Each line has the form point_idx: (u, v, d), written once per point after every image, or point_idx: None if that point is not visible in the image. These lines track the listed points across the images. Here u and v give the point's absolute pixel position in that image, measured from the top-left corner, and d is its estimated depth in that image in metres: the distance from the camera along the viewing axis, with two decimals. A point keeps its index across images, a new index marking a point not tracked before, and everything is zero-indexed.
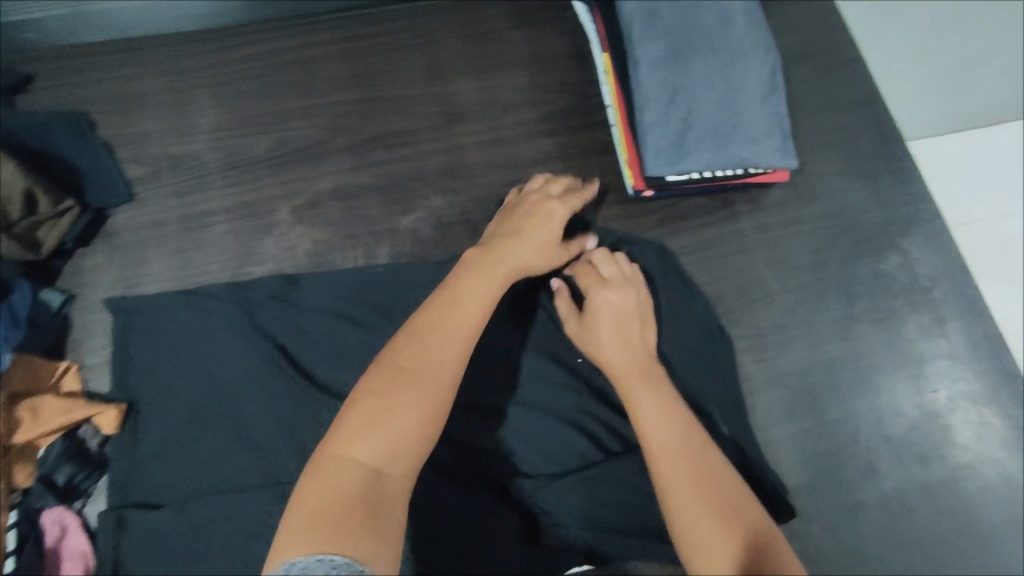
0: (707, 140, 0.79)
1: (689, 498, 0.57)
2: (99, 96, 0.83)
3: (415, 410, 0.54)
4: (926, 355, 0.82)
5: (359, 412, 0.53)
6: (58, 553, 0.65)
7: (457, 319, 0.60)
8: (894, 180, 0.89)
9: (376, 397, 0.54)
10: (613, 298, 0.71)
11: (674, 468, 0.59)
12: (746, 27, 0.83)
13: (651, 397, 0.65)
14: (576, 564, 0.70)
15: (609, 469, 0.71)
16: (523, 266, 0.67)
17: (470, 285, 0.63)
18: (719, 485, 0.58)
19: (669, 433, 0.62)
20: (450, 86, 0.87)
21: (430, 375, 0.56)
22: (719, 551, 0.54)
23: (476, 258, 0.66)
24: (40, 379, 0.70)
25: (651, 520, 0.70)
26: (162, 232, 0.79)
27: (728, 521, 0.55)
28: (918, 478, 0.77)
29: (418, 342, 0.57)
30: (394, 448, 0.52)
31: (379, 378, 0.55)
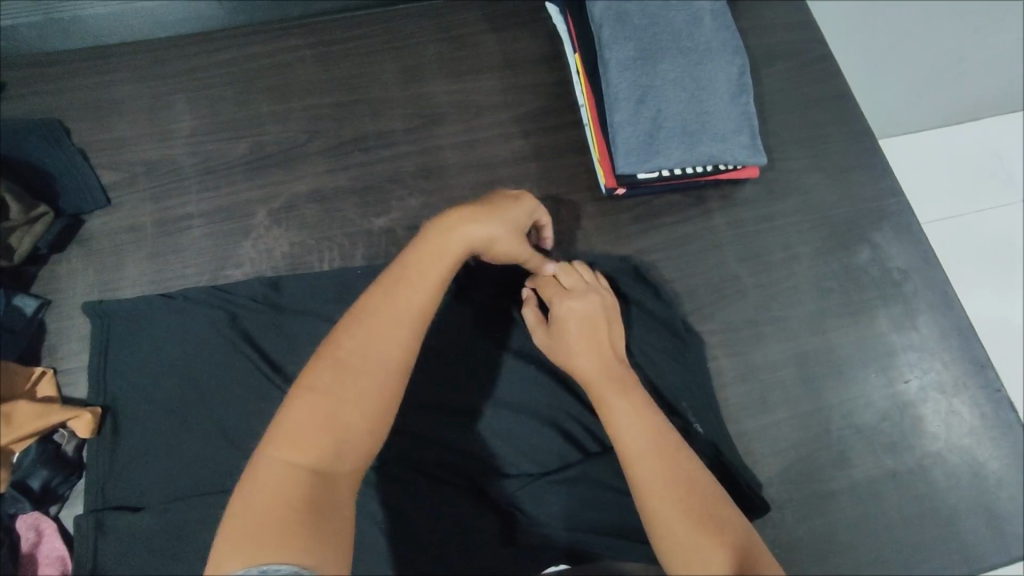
0: (676, 139, 0.80)
1: (669, 507, 0.56)
2: (74, 103, 0.83)
3: (361, 405, 0.51)
4: (898, 346, 0.83)
5: (301, 410, 0.50)
6: (35, 559, 0.65)
7: (406, 304, 0.57)
8: (864, 175, 0.90)
9: (320, 392, 0.51)
10: (574, 307, 0.70)
11: (653, 477, 0.58)
12: (715, 28, 0.84)
13: (624, 402, 0.64)
14: (555, 564, 0.70)
15: (586, 468, 0.72)
16: (480, 246, 0.63)
17: (422, 267, 0.59)
18: (700, 492, 0.58)
19: (646, 440, 0.61)
20: (426, 89, 0.88)
21: (380, 366, 0.53)
22: (702, 563, 0.53)
23: (429, 231, 0.62)
24: (14, 385, 0.69)
25: (629, 519, 0.71)
26: (138, 237, 0.80)
27: (710, 530, 0.55)
28: (888, 467, 0.78)
29: (366, 331, 0.54)
30: (340, 446, 0.49)
31: (320, 374, 0.52)
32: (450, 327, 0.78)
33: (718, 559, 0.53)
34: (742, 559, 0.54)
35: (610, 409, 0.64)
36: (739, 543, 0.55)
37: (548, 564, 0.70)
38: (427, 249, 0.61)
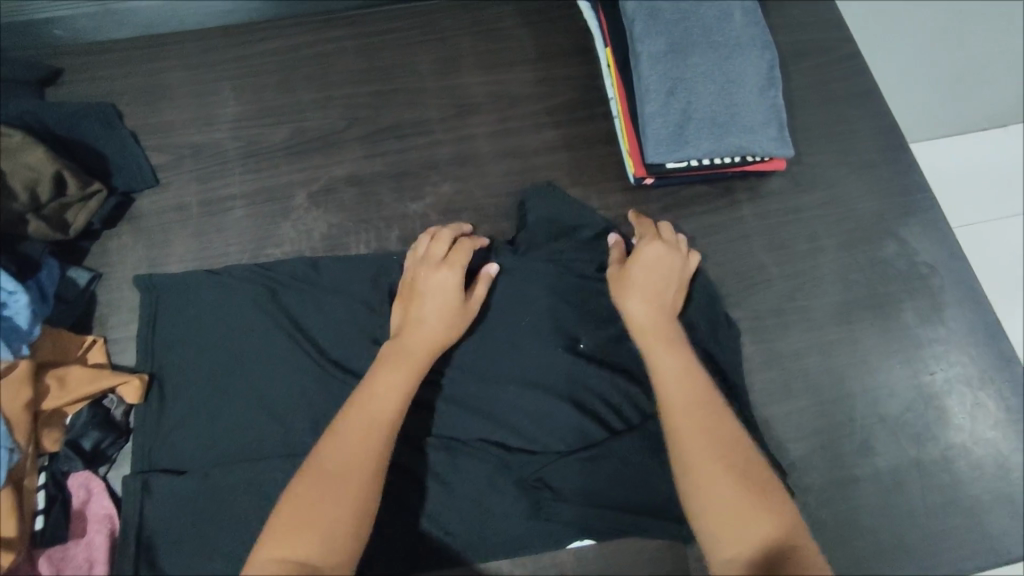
0: (705, 130, 0.82)
1: (706, 461, 0.58)
2: (127, 89, 0.87)
3: (338, 511, 0.55)
4: (922, 338, 0.84)
5: (286, 515, 0.54)
6: (85, 516, 0.68)
7: (375, 412, 0.61)
8: (891, 170, 0.91)
9: (301, 503, 0.55)
10: (656, 250, 0.75)
11: (692, 432, 0.60)
12: (745, 23, 0.86)
13: (672, 362, 0.66)
14: (576, 540, 0.72)
15: (613, 447, 0.73)
16: (438, 347, 0.69)
17: (389, 378, 0.64)
18: (740, 451, 0.59)
19: (689, 398, 0.63)
20: (462, 79, 0.91)
21: (353, 480, 0.57)
22: (733, 518, 0.55)
23: (391, 352, 0.67)
24: (67, 351, 0.73)
25: (654, 498, 0.72)
26: (184, 215, 0.83)
27: (745, 487, 0.57)
28: (912, 456, 0.79)
29: (339, 439, 0.59)
30: (324, 545, 0.53)
31: (303, 481, 0.56)
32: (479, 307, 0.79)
33: (751, 515, 0.55)
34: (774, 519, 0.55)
35: (657, 366, 0.67)
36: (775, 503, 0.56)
37: (573, 541, 0.72)
38: (391, 365, 0.65)
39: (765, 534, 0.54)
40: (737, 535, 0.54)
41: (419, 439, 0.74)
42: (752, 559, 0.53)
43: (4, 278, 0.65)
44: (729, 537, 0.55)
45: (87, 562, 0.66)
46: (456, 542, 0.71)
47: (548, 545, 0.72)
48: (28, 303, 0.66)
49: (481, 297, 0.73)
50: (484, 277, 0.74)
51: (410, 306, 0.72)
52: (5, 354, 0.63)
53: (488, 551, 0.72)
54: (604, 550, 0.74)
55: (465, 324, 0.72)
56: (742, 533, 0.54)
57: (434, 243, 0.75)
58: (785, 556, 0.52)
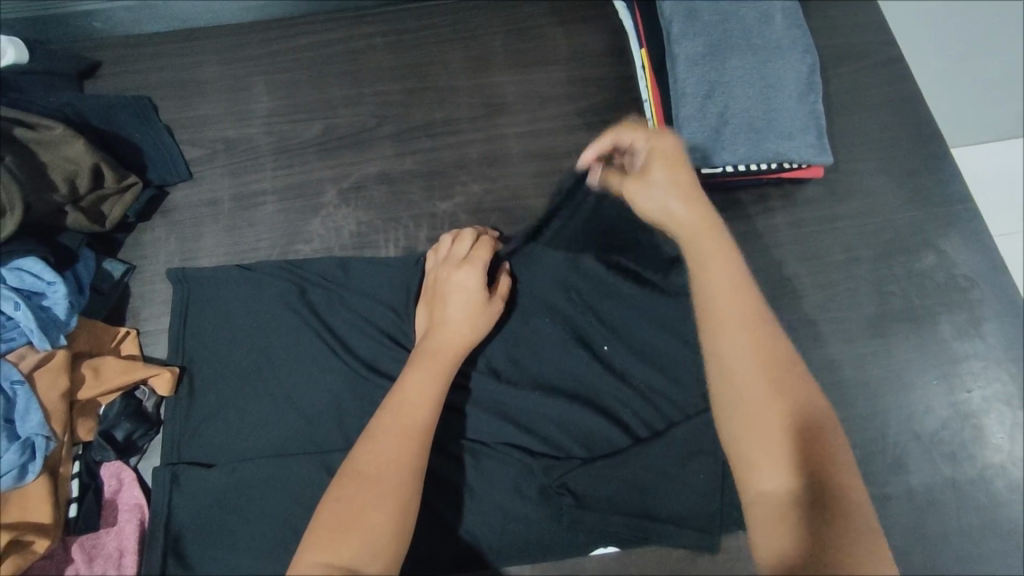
0: (742, 135, 0.80)
1: (754, 392, 0.55)
2: (162, 83, 0.88)
3: (380, 513, 0.55)
4: (961, 354, 0.81)
5: (330, 518, 0.55)
6: (115, 505, 0.70)
7: (410, 416, 0.61)
8: (931, 180, 0.89)
9: (349, 499, 0.55)
10: (665, 147, 0.67)
11: (743, 364, 0.57)
12: (786, 26, 0.84)
13: (724, 278, 0.61)
14: (601, 547, 0.72)
15: (638, 452, 0.72)
16: (466, 348, 0.68)
17: (422, 385, 0.64)
18: (794, 387, 0.56)
19: (741, 320, 0.58)
20: (494, 79, 0.90)
21: (392, 484, 0.57)
22: (775, 455, 0.53)
23: (419, 356, 0.67)
24: (101, 342, 0.73)
25: (678, 507, 0.71)
26: (217, 210, 0.84)
27: (795, 422, 0.54)
28: (947, 475, 0.77)
29: (376, 444, 0.59)
30: (370, 550, 0.53)
31: (342, 486, 0.57)
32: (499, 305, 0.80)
33: (800, 452, 0.53)
34: (822, 457, 0.53)
35: (702, 282, 0.61)
36: (827, 443, 0.53)
37: (598, 548, 0.72)
38: (422, 370, 0.65)
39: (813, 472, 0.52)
40: (779, 471, 0.53)
41: (444, 441, 0.74)
42: (789, 496, 0.52)
43: (43, 269, 0.67)
44: (775, 477, 0.53)
45: (118, 551, 0.67)
46: (480, 545, 0.71)
47: (573, 552, 0.72)
48: (65, 294, 0.67)
49: (502, 295, 0.74)
50: (504, 275, 0.75)
51: (434, 310, 0.71)
52: (43, 344, 0.65)
53: (510, 554, 0.71)
54: (627, 557, 0.74)
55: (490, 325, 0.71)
56: (788, 470, 0.52)
57: (455, 244, 0.75)
58: (829, 496, 0.51)
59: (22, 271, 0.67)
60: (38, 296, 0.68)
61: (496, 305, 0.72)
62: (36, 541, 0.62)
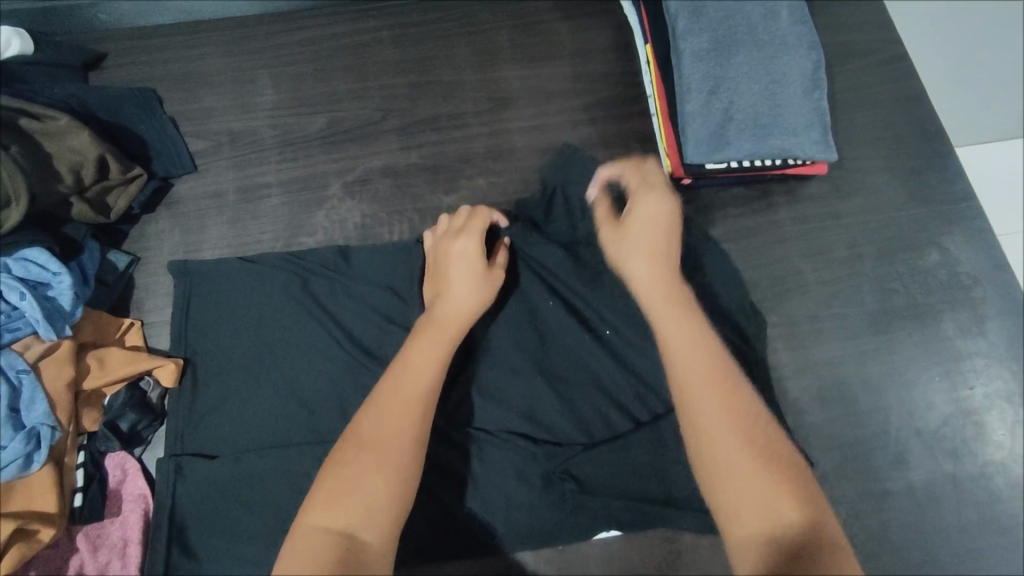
0: (747, 131, 0.80)
1: (723, 434, 0.55)
2: (167, 75, 0.88)
3: (380, 484, 0.54)
4: (963, 351, 0.82)
5: (329, 484, 0.54)
6: (120, 495, 0.70)
7: (415, 380, 0.60)
8: (935, 177, 0.89)
9: (340, 477, 0.54)
10: (654, 204, 0.71)
11: (712, 416, 0.56)
12: (791, 22, 0.84)
13: (685, 331, 0.61)
14: (604, 531, 0.72)
15: (637, 438, 0.73)
16: (471, 313, 0.68)
17: (427, 350, 0.63)
18: (764, 438, 0.55)
19: (707, 372, 0.58)
20: (499, 74, 0.90)
21: (395, 446, 0.56)
22: (749, 497, 0.52)
23: (424, 322, 0.66)
24: (106, 332, 0.74)
25: (680, 492, 0.72)
26: (221, 202, 0.84)
27: (768, 472, 0.53)
28: (948, 472, 0.77)
29: (378, 409, 0.58)
30: (371, 514, 0.52)
31: (343, 451, 0.56)
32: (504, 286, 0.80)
33: (778, 498, 0.52)
34: (800, 504, 0.52)
35: (668, 340, 0.61)
36: (799, 483, 0.53)
37: (602, 532, 0.72)
38: (427, 336, 0.64)
39: (787, 512, 0.51)
40: (756, 520, 0.51)
41: (447, 433, 0.74)
42: (771, 535, 0.50)
43: (49, 259, 0.67)
44: (753, 523, 0.51)
45: (122, 541, 0.67)
46: (482, 537, 0.72)
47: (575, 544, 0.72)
48: (71, 285, 0.67)
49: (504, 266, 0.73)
50: (503, 246, 0.75)
51: (437, 280, 0.71)
52: (49, 334, 0.65)
53: (513, 546, 0.72)
54: (629, 550, 0.74)
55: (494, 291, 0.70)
56: (766, 517, 0.51)
57: (455, 219, 0.76)
58: (814, 543, 0.49)
59: (26, 261, 0.67)
60: (43, 287, 0.68)
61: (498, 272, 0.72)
62: (41, 530, 0.62)
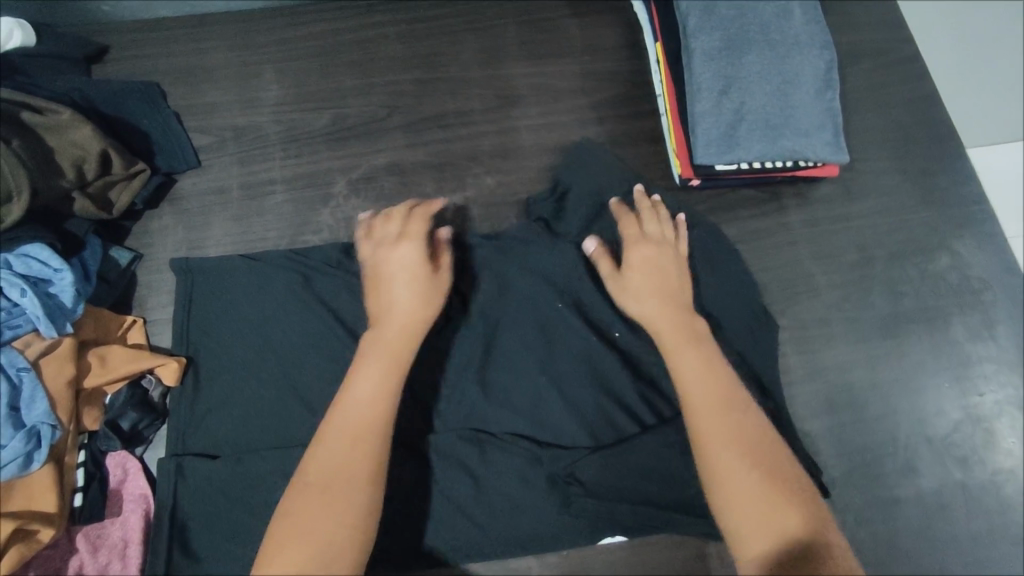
0: (758, 132, 0.79)
1: (732, 454, 0.58)
2: (171, 69, 0.87)
3: (338, 519, 0.55)
4: (973, 357, 0.81)
5: (288, 529, 0.54)
6: (120, 495, 0.69)
7: (362, 413, 0.60)
8: (947, 180, 0.88)
9: (301, 514, 0.55)
10: (663, 253, 0.74)
11: (721, 437, 0.59)
12: (804, 22, 0.83)
13: (695, 358, 0.65)
14: (608, 536, 0.72)
15: (645, 441, 0.72)
16: (416, 330, 0.66)
17: (373, 378, 0.62)
18: (772, 457, 0.59)
19: (716, 396, 0.62)
20: (506, 71, 0.89)
21: (348, 483, 0.56)
22: (755, 510, 0.56)
23: (365, 348, 0.65)
24: (108, 330, 0.73)
25: (686, 496, 0.71)
26: (225, 199, 0.83)
27: (776, 487, 0.57)
28: (958, 480, 0.77)
29: (332, 446, 0.58)
30: (332, 556, 0.53)
31: (297, 495, 0.56)
32: (513, 284, 0.79)
33: (787, 512, 0.55)
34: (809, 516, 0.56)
35: (680, 369, 0.65)
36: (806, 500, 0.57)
37: (605, 537, 0.72)
38: (370, 363, 0.63)
39: (792, 525, 0.55)
40: (767, 534, 0.55)
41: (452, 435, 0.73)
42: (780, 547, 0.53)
43: (51, 255, 0.66)
44: (763, 536, 0.54)
45: (122, 541, 0.67)
46: (487, 541, 0.71)
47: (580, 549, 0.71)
48: (72, 281, 0.67)
49: (448, 268, 0.72)
50: (445, 245, 0.73)
51: (378, 294, 0.68)
52: (50, 331, 0.64)
53: (518, 551, 0.71)
54: (635, 554, 0.74)
55: (438, 302, 0.69)
56: (774, 530, 0.54)
57: (388, 223, 0.74)
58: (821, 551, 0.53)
59: (28, 257, 0.66)
60: (44, 283, 0.67)
61: (441, 283, 0.70)
62: (41, 530, 0.61)
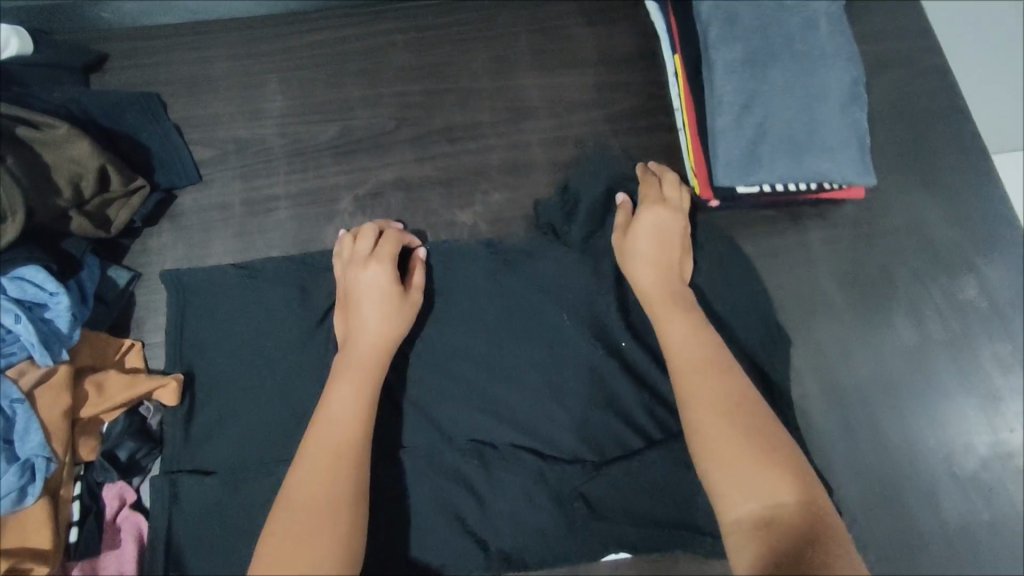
0: (781, 151, 0.76)
1: (719, 419, 0.59)
2: (172, 78, 0.84)
3: (318, 537, 0.53)
4: (1002, 390, 0.78)
5: (272, 553, 0.53)
6: (117, 526, 0.67)
7: (336, 430, 0.60)
8: (976, 199, 0.84)
9: (280, 538, 0.53)
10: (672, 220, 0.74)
11: (708, 405, 0.60)
12: (831, 33, 0.79)
13: (682, 329, 0.66)
14: (611, 553, 0.69)
15: (652, 457, 0.70)
16: (387, 346, 0.67)
17: (345, 397, 0.62)
18: (760, 420, 0.59)
19: (701, 362, 0.63)
20: (518, 82, 0.86)
21: (327, 501, 0.56)
22: (749, 482, 0.55)
23: (337, 369, 0.65)
24: (105, 354, 0.71)
25: (696, 515, 0.69)
26: (227, 215, 0.80)
27: (762, 449, 0.57)
28: (985, 517, 0.74)
29: (307, 467, 0.57)
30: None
31: (276, 520, 0.55)
32: (524, 307, 0.75)
33: (774, 475, 0.56)
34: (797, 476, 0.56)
35: (668, 339, 0.67)
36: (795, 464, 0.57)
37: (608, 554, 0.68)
38: (342, 382, 0.63)
39: (785, 497, 0.55)
40: (754, 497, 0.55)
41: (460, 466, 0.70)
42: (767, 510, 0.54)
43: (46, 279, 0.64)
44: (752, 500, 0.55)
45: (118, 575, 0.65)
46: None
47: None
48: (68, 306, 0.64)
49: (419, 285, 0.71)
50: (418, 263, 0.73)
51: (348, 316, 0.68)
52: (46, 359, 0.62)
53: None
54: None
55: (409, 319, 0.69)
56: (762, 494, 0.55)
57: (358, 241, 0.72)
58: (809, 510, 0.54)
59: (23, 280, 0.63)
60: (40, 307, 0.64)
61: (411, 299, 0.70)
62: (35, 567, 0.59)
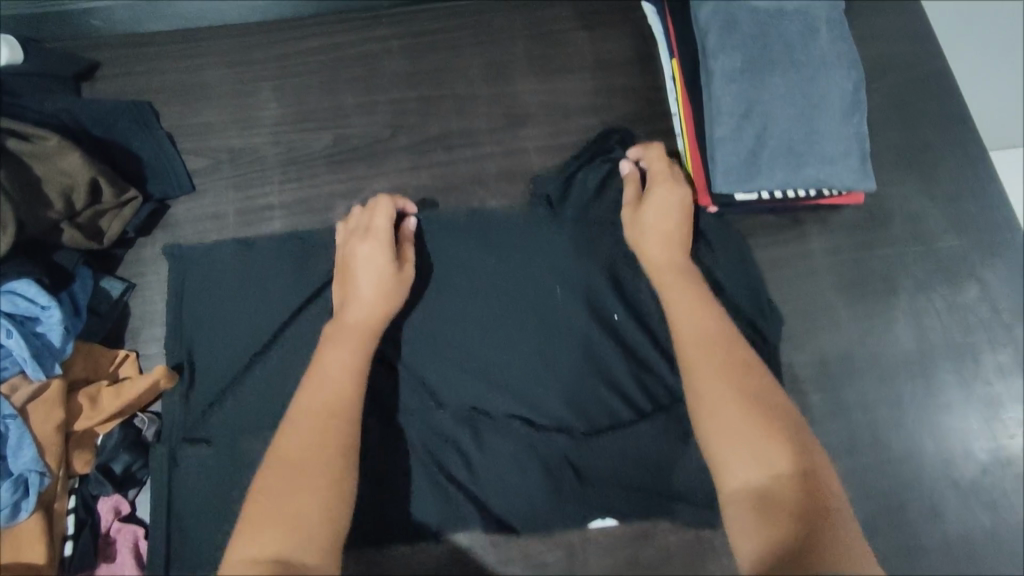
0: (781, 158, 0.75)
1: (722, 386, 0.58)
2: (165, 86, 0.83)
3: (309, 497, 0.52)
4: (1003, 397, 0.77)
5: (261, 508, 0.52)
6: (113, 540, 0.67)
7: (334, 395, 0.59)
8: (978, 205, 0.83)
9: (270, 494, 0.53)
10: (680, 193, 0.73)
11: (711, 373, 0.59)
12: (831, 40, 0.78)
13: (687, 300, 0.66)
14: (599, 519, 0.69)
15: (643, 428, 0.70)
16: (381, 316, 0.66)
17: (343, 363, 0.61)
18: (763, 391, 0.58)
19: (706, 334, 0.63)
20: (514, 87, 0.85)
21: (320, 462, 0.55)
22: (751, 458, 0.54)
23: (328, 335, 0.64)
24: (98, 366, 0.71)
25: (690, 513, 0.69)
26: (221, 225, 0.80)
27: (764, 419, 0.56)
28: (986, 527, 0.73)
29: (303, 429, 0.57)
30: (306, 534, 0.50)
31: (267, 476, 0.54)
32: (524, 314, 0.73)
33: (775, 444, 0.55)
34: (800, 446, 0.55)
35: (673, 311, 0.66)
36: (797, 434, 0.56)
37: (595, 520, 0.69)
38: (337, 348, 0.62)
39: (783, 466, 0.54)
40: (753, 465, 0.54)
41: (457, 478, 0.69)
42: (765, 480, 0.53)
43: (38, 292, 0.63)
44: (752, 468, 0.54)
45: None
46: None
47: None
48: (60, 319, 0.64)
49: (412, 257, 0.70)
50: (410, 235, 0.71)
51: (344, 283, 0.67)
52: (38, 374, 0.62)
53: None
54: None
55: (404, 289, 0.68)
56: (761, 462, 0.54)
57: (362, 213, 0.71)
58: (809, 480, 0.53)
59: (15, 294, 0.63)
60: (32, 321, 0.64)
61: (406, 269, 0.69)
62: None
